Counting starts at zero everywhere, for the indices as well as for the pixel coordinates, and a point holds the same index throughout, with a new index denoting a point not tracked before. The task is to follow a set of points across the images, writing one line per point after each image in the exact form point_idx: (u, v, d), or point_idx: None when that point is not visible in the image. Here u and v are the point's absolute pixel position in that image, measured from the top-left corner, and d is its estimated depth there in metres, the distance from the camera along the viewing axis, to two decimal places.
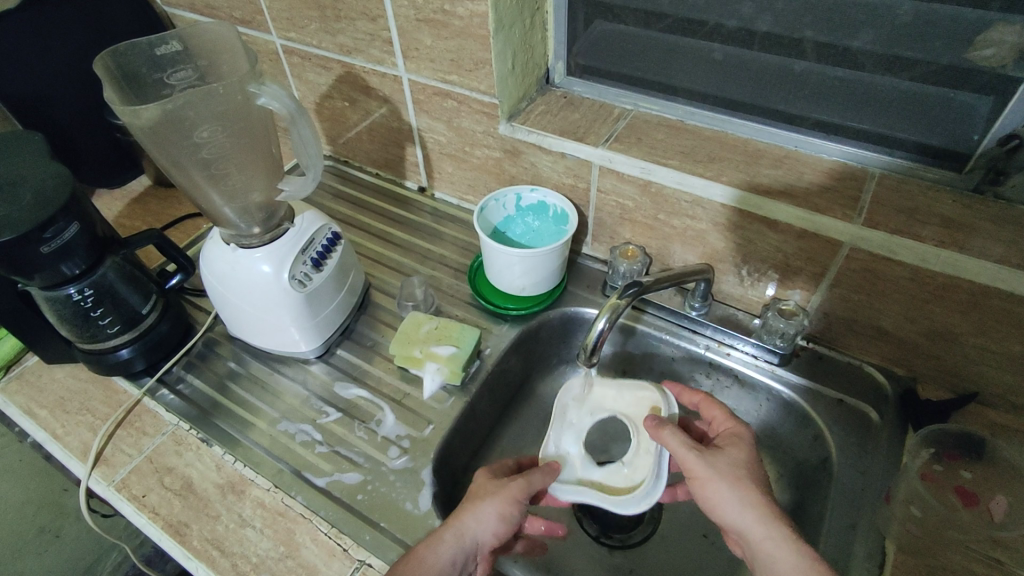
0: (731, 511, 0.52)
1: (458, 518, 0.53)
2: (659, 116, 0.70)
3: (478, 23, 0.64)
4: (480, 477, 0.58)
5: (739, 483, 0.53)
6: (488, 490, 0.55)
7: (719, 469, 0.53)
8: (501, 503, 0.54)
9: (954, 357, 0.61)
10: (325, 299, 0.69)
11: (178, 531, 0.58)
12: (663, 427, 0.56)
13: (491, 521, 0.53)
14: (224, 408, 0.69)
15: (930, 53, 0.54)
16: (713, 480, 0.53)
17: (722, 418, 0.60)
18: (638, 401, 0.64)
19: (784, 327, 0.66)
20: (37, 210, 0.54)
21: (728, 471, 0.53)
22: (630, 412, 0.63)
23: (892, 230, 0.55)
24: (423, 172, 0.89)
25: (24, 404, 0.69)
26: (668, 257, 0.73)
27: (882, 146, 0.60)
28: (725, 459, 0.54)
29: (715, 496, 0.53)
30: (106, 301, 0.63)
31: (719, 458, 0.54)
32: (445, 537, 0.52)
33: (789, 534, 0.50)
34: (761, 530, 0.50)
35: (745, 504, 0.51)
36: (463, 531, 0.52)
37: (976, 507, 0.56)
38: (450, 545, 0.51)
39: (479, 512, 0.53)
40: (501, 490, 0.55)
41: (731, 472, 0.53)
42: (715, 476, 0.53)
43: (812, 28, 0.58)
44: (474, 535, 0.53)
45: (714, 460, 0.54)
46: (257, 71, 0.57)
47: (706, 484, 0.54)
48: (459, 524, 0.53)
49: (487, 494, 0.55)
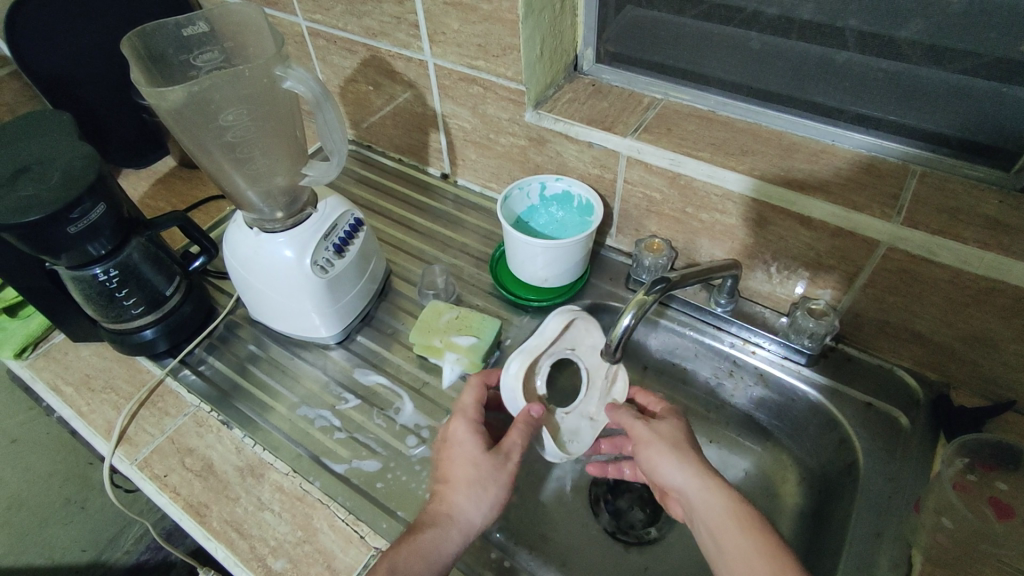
0: (669, 469, 0.54)
1: (462, 511, 0.52)
2: (691, 105, 0.68)
3: (508, 8, 0.63)
4: (471, 453, 0.55)
5: (677, 445, 0.55)
6: (486, 474, 0.54)
7: (661, 434, 0.56)
8: (498, 490, 0.54)
9: (990, 363, 0.59)
10: (346, 285, 0.68)
11: (198, 511, 0.59)
12: (618, 407, 0.61)
13: (490, 509, 0.54)
14: (244, 391, 0.69)
15: (983, 44, 0.52)
16: (654, 441, 0.55)
17: (654, 402, 0.63)
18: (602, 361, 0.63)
19: (813, 327, 0.64)
20: (63, 190, 0.54)
21: (669, 435, 0.56)
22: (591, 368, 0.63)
23: (933, 230, 0.53)
24: (447, 159, 0.88)
25: (51, 380, 0.70)
26: (695, 252, 0.71)
27: (925, 142, 0.57)
28: (666, 426, 0.57)
29: (656, 457, 0.55)
30: (130, 281, 0.63)
31: (661, 424, 0.57)
32: (451, 533, 0.51)
33: (723, 485, 0.51)
34: (697, 483, 0.52)
35: (683, 462, 0.53)
36: (467, 524, 0.52)
37: (1012, 519, 0.54)
38: (456, 541, 0.51)
39: (479, 500, 0.53)
40: (499, 476, 0.54)
41: (672, 437, 0.56)
42: (656, 438, 0.56)
43: (856, 17, 0.56)
44: (477, 526, 0.52)
45: (655, 426, 0.57)
46: (283, 53, 0.56)
47: (648, 448, 0.56)
48: (462, 519, 0.52)
49: (488, 481, 0.54)
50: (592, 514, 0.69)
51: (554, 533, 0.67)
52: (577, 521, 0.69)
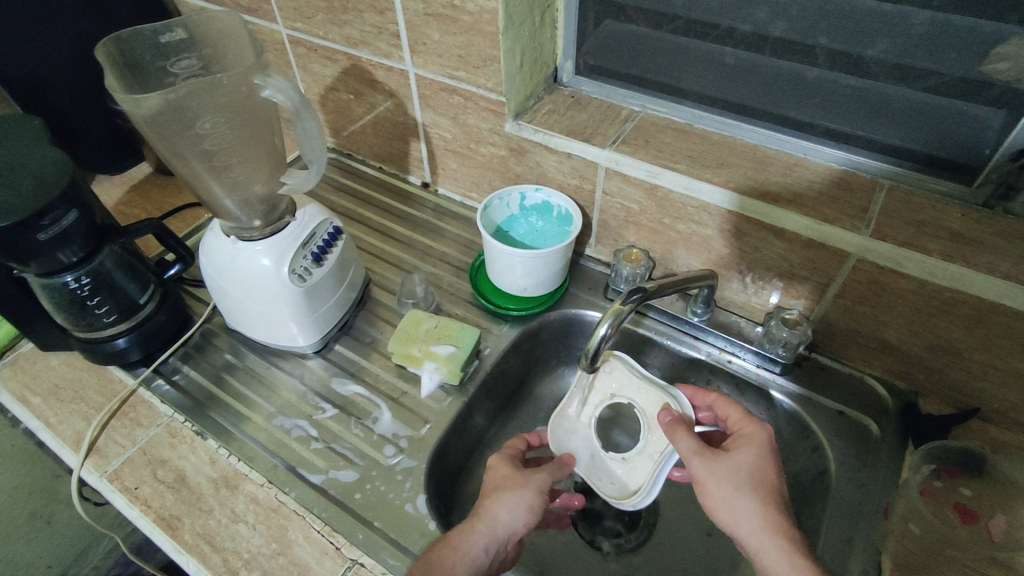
0: (730, 515, 0.52)
1: (489, 509, 0.53)
2: (668, 118, 0.70)
3: (488, 20, 0.64)
4: (499, 468, 0.58)
5: (739, 491, 0.53)
6: (516, 481, 0.56)
7: (721, 478, 0.53)
8: (530, 495, 0.55)
9: (956, 372, 0.60)
10: (324, 294, 0.68)
11: (169, 524, 0.57)
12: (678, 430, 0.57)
13: (521, 512, 0.54)
14: (219, 401, 0.68)
15: (945, 64, 0.53)
16: (714, 487, 0.53)
17: (739, 419, 0.59)
18: (656, 403, 0.62)
19: (787, 336, 0.65)
20: (35, 196, 0.53)
21: (730, 479, 0.53)
22: (648, 411, 0.62)
23: (899, 242, 0.54)
24: (427, 168, 0.88)
25: (18, 391, 0.68)
26: (672, 262, 0.72)
27: (893, 158, 0.59)
28: (728, 466, 0.54)
29: (716, 502, 0.53)
30: (103, 290, 0.62)
31: (723, 464, 0.54)
32: (477, 527, 0.52)
33: (785, 545, 0.49)
34: (755, 541, 0.50)
35: (743, 515, 0.52)
36: (495, 522, 0.53)
37: (975, 524, 0.55)
38: (482, 535, 0.51)
39: (512, 503, 0.54)
40: (529, 482, 0.56)
41: (733, 481, 0.53)
42: (717, 483, 0.53)
43: (826, 35, 0.57)
44: (506, 526, 0.53)
45: (716, 467, 0.54)
46: (263, 62, 0.56)
47: (709, 490, 0.54)
48: (489, 516, 0.53)
49: (514, 484, 0.55)
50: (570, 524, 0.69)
51: (533, 543, 0.68)
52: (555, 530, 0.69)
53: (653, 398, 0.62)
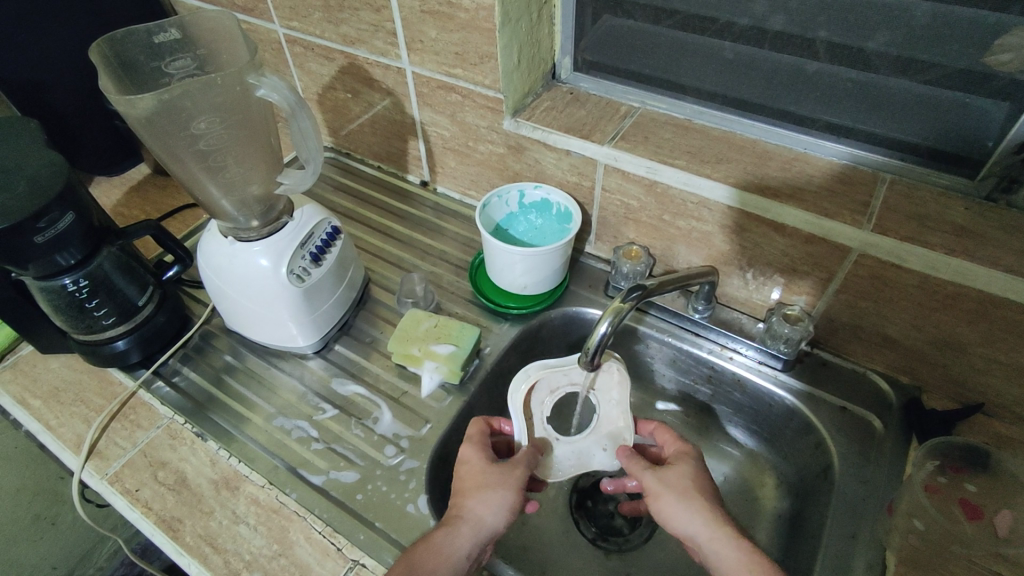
0: (680, 518, 0.52)
1: (472, 511, 0.53)
2: (666, 114, 0.69)
3: (484, 16, 0.63)
4: (475, 462, 0.56)
5: (686, 494, 0.53)
6: (495, 478, 0.55)
7: (669, 484, 0.54)
8: (511, 494, 0.54)
9: (960, 366, 0.60)
10: (323, 294, 0.68)
11: (171, 526, 0.57)
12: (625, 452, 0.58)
13: (503, 512, 0.53)
14: (220, 403, 0.68)
15: (947, 56, 0.53)
16: (664, 493, 0.54)
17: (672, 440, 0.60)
18: (617, 418, 0.61)
19: (788, 333, 0.64)
20: (29, 199, 0.53)
21: (677, 484, 0.54)
22: (607, 418, 0.61)
23: (901, 237, 0.54)
24: (426, 166, 0.88)
25: (18, 394, 0.68)
26: (672, 259, 0.72)
27: (893, 151, 0.59)
28: (674, 473, 0.55)
29: (667, 508, 0.53)
30: (101, 292, 0.62)
31: (669, 471, 0.55)
32: (461, 531, 0.52)
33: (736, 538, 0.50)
34: (710, 536, 0.51)
35: (695, 515, 0.52)
36: (480, 523, 0.52)
37: (981, 520, 0.55)
38: (466, 539, 0.51)
39: (493, 504, 0.53)
40: (506, 481, 0.55)
41: (681, 485, 0.54)
42: (666, 490, 0.54)
43: (826, 28, 0.57)
44: (490, 527, 0.52)
45: (664, 475, 0.55)
46: (257, 62, 0.56)
47: (659, 499, 0.54)
48: (473, 518, 0.52)
49: (495, 483, 0.54)
50: (572, 521, 0.69)
51: (535, 543, 0.67)
52: (557, 529, 0.69)
53: (623, 414, 0.61)
